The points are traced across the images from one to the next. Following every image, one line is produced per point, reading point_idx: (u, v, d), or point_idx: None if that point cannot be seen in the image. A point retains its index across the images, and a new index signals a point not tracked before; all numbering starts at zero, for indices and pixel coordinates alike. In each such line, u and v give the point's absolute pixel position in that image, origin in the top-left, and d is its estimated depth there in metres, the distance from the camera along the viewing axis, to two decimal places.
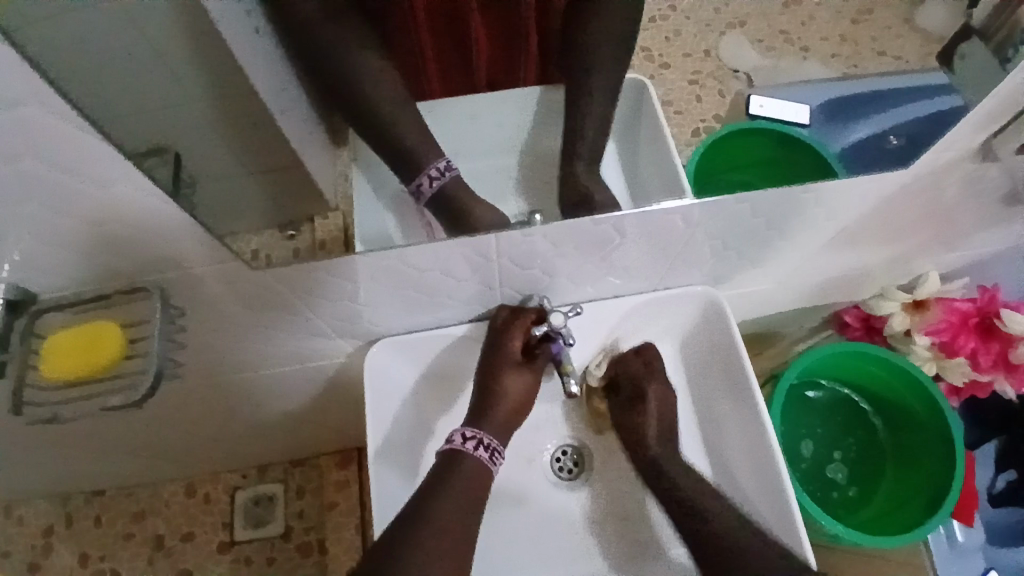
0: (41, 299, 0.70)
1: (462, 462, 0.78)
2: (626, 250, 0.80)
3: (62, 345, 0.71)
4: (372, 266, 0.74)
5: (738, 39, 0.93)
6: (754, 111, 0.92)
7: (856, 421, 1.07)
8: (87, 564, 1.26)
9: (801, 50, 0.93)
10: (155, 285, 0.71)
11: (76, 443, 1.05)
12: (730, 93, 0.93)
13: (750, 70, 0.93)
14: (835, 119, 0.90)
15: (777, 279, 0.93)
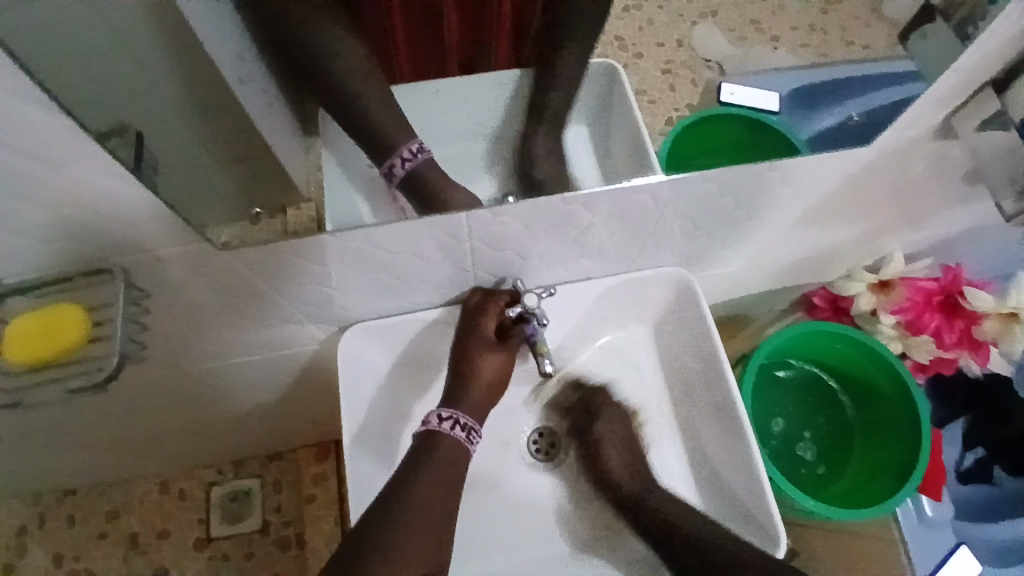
0: (3, 283, 0.69)
1: (441, 441, 0.79)
2: (597, 230, 0.81)
3: (25, 329, 0.69)
4: (342, 246, 0.73)
5: (708, 28, 0.94)
6: (725, 98, 0.93)
7: (825, 400, 1.10)
8: (59, 564, 1.23)
9: (771, 40, 0.93)
10: (118, 267, 0.70)
11: (44, 438, 1.02)
12: (700, 82, 0.93)
13: (720, 59, 0.93)
14: (805, 102, 0.90)
15: (747, 260, 0.95)
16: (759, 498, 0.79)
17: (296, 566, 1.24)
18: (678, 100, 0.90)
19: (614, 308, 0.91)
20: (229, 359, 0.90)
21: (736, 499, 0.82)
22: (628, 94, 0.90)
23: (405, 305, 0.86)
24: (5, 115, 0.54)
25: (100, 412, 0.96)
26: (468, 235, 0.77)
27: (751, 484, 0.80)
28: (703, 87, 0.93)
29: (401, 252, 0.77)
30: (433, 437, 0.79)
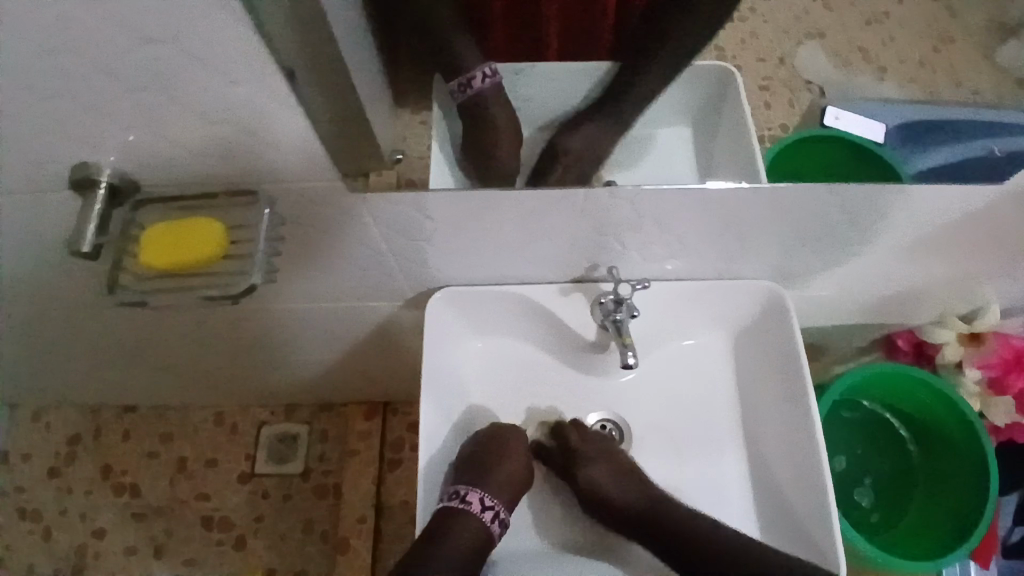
0: (143, 190, 0.65)
1: (464, 520, 0.72)
2: (692, 232, 0.74)
3: (159, 236, 0.65)
4: (432, 214, 0.70)
5: (812, 53, 0.91)
6: (829, 121, 0.86)
7: (892, 448, 1.04)
8: (107, 476, 1.30)
9: (876, 71, 0.89)
10: (264, 190, 0.66)
11: (109, 354, 1.07)
12: (798, 102, 0.87)
13: (822, 84, 0.90)
14: (912, 139, 0.82)
15: (847, 288, 0.86)
16: (821, 521, 0.71)
17: (330, 516, 1.26)
18: (782, 117, 0.86)
19: (696, 313, 0.82)
20: (288, 305, 0.88)
21: (795, 519, 0.75)
22: (742, 101, 0.86)
23: (475, 278, 0.80)
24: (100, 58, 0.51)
25: (169, 337, 0.99)
26: (567, 213, 0.70)
27: (813, 505, 0.73)
28: (804, 107, 0.87)
29: (502, 219, 0.71)
30: (458, 515, 0.72)
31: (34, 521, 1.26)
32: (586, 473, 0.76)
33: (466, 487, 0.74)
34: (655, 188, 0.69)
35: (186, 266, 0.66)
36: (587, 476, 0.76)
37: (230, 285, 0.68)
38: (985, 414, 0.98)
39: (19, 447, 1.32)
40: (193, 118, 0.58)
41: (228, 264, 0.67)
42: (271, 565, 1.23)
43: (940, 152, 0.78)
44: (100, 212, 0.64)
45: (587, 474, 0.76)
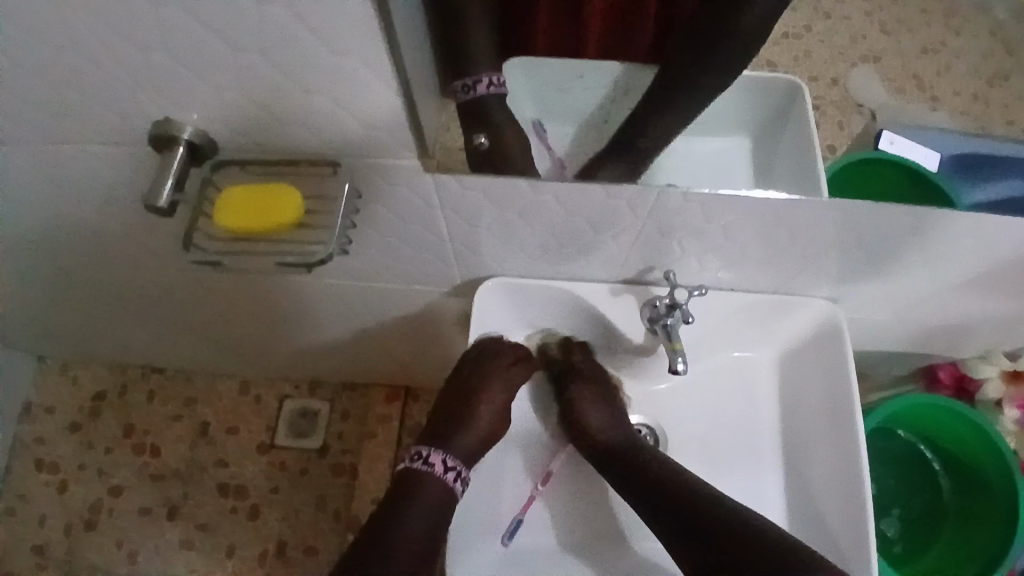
0: (220, 153, 0.66)
1: (423, 484, 0.72)
2: (750, 238, 0.72)
3: (238, 199, 0.63)
4: (488, 198, 0.68)
5: (868, 73, 0.78)
6: (883, 146, 0.76)
7: (925, 482, 0.98)
8: (128, 434, 1.31)
9: (929, 99, 0.77)
10: (341, 160, 0.65)
11: (141, 314, 1.08)
12: (850, 127, 0.76)
13: (875, 107, 0.78)
14: (965, 168, 0.73)
15: (902, 313, 0.83)
16: (858, 533, 0.70)
17: (345, 493, 1.26)
18: (836, 136, 0.75)
19: (746, 327, 0.80)
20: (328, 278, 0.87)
21: (830, 532, 0.73)
22: (809, 118, 0.75)
23: (526, 266, 0.78)
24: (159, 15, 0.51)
25: (205, 300, 1.00)
26: (640, 213, 0.69)
27: (851, 518, 0.71)
28: (858, 133, 0.76)
29: (574, 215, 0.70)
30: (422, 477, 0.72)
31: (51, 473, 1.28)
32: (584, 411, 0.78)
33: (429, 449, 0.75)
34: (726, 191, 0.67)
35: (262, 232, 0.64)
36: (584, 413, 0.78)
37: (308, 256, 0.65)
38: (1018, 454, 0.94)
39: (44, 398, 1.34)
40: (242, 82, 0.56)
41: (305, 233, 0.66)
42: (282, 537, 1.23)
43: (993, 184, 0.71)
44: (179, 170, 0.63)
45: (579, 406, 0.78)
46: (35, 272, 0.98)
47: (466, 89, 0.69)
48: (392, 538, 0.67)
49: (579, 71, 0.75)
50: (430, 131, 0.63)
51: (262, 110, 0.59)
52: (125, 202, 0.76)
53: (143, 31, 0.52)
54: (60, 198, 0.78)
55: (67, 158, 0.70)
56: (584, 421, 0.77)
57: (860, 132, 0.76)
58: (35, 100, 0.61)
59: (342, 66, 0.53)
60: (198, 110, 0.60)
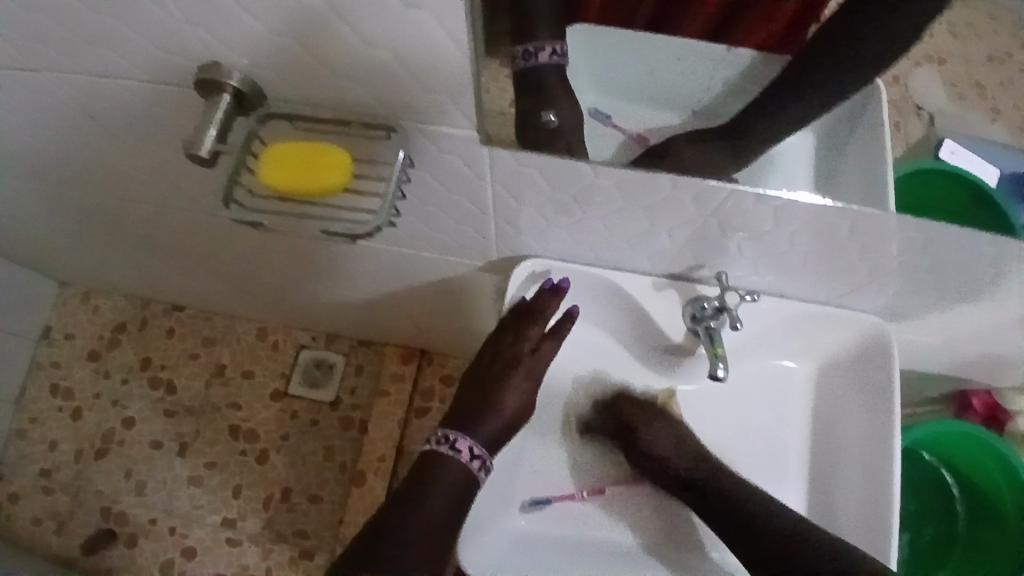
0: (267, 102, 0.63)
1: (448, 467, 0.72)
2: (809, 247, 0.68)
3: (283, 157, 0.60)
4: (532, 176, 0.65)
5: (932, 76, 0.72)
6: (944, 155, 0.73)
7: (941, 508, 0.95)
8: (145, 368, 1.32)
9: (990, 111, 0.75)
10: (390, 124, 0.62)
11: (165, 250, 1.07)
12: (907, 132, 0.72)
13: (935, 111, 0.73)
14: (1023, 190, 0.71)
15: (951, 338, 0.79)
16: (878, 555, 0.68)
17: (353, 448, 1.26)
18: (897, 140, 0.71)
19: (789, 337, 0.77)
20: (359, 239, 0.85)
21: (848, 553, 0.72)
22: (886, 121, 0.70)
23: (569, 248, 0.75)
24: None
25: (230, 245, 0.98)
26: (700, 211, 0.66)
27: (873, 542, 0.69)
28: (915, 140, 0.73)
29: (631, 204, 0.67)
30: (445, 462, 0.72)
31: (66, 399, 1.30)
32: (649, 440, 0.77)
33: (457, 434, 0.74)
34: (793, 195, 0.63)
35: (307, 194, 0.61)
36: (649, 444, 0.77)
37: (360, 223, 0.68)
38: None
39: (63, 324, 1.35)
40: (290, 27, 0.53)
41: (357, 199, 0.67)
42: (288, 484, 1.24)
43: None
44: (223, 118, 0.60)
45: (646, 441, 0.77)
46: (64, 200, 0.97)
47: (525, 56, 0.63)
48: (412, 517, 0.70)
49: (676, 54, 0.74)
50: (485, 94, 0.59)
51: (310, 56, 0.56)
52: (160, 138, 0.74)
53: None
54: (94, 128, 0.76)
55: (104, 88, 0.67)
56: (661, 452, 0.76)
57: (919, 139, 0.73)
58: (74, 23, 0.58)
59: (402, 16, 0.50)
60: (242, 52, 0.57)
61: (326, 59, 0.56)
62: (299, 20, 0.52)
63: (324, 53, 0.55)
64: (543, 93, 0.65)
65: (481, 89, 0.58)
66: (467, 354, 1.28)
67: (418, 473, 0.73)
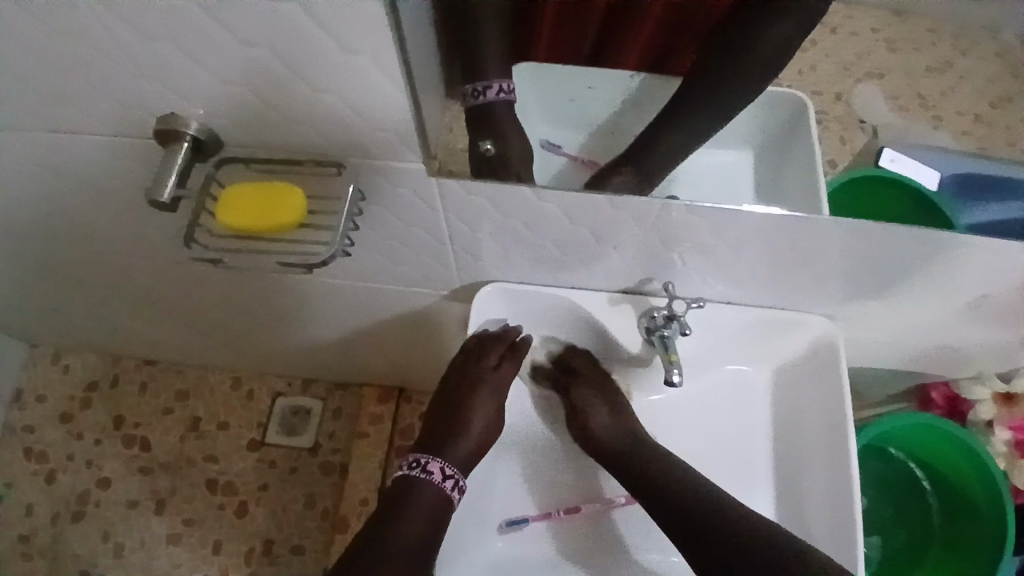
0: (226, 149, 0.65)
1: (421, 490, 0.73)
2: (748, 254, 0.72)
3: (243, 198, 0.63)
4: (486, 205, 0.69)
5: (872, 90, 0.78)
6: (884, 163, 0.78)
7: (914, 506, 0.97)
8: (118, 425, 1.31)
9: (932, 119, 0.78)
10: (349, 164, 0.65)
11: (135, 303, 1.08)
12: (852, 144, 0.77)
13: (877, 123, 0.79)
14: (965, 192, 0.74)
15: (898, 334, 0.83)
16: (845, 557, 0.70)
17: (333, 493, 1.25)
18: (840, 152, 0.76)
19: (744, 344, 0.81)
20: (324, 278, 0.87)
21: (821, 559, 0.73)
22: (813, 132, 0.76)
23: (526, 271, 0.78)
24: (169, 17, 0.51)
25: (200, 293, 1.00)
26: (642, 226, 0.69)
27: (841, 543, 0.71)
28: (859, 150, 0.77)
29: (578, 226, 0.70)
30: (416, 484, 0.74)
31: (40, 461, 1.28)
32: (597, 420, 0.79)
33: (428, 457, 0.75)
34: (724, 207, 0.67)
35: (265, 230, 0.64)
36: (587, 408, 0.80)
37: (311, 255, 0.67)
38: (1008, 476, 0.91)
39: (35, 385, 1.34)
40: (243, 79, 0.56)
41: (311, 230, 0.67)
42: (268, 535, 1.23)
43: (989, 208, 0.72)
44: (183, 165, 0.63)
45: (581, 398, 0.80)
46: (32, 258, 0.97)
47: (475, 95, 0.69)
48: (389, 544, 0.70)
49: (586, 81, 0.77)
50: (433, 129, 0.62)
51: (266, 106, 0.59)
52: (127, 192, 0.76)
53: (150, 19, 0.51)
54: (60, 186, 0.78)
55: (67, 146, 0.69)
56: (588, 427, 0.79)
57: (862, 149, 0.77)
58: (35, 85, 0.61)
59: (350, 61, 0.53)
60: (201, 106, 0.60)
61: (279, 108, 0.59)
62: (250, 74, 0.56)
63: (277, 102, 0.59)
64: (492, 128, 0.69)
65: (429, 124, 0.61)
66: None
67: (392, 497, 0.73)
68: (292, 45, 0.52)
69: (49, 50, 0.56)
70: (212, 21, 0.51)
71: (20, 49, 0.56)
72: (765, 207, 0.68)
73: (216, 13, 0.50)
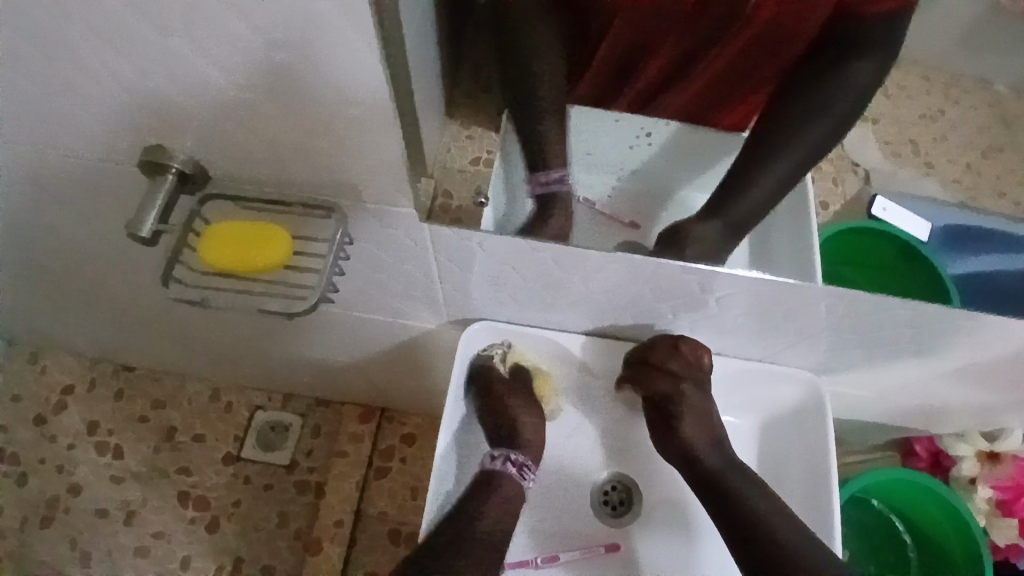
0: (211, 182, 0.65)
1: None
2: (734, 311, 0.72)
3: (234, 235, 0.64)
4: (483, 250, 0.68)
5: (865, 133, 0.77)
6: (876, 212, 0.79)
7: (895, 560, 0.94)
8: (92, 432, 1.28)
9: (923, 165, 0.81)
10: (336, 207, 0.65)
11: (116, 309, 1.05)
12: (843, 187, 0.77)
13: (869, 168, 0.78)
14: (953, 245, 0.77)
15: (885, 389, 0.83)
16: None
17: (308, 513, 1.22)
18: (831, 195, 0.76)
19: (731, 394, 0.80)
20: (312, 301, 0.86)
21: None
22: (807, 186, 0.75)
23: (516, 311, 0.77)
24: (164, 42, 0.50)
25: (185, 307, 0.98)
26: (634, 276, 0.69)
27: None
28: (851, 195, 0.77)
29: (568, 275, 0.70)
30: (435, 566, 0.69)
31: (10, 463, 1.25)
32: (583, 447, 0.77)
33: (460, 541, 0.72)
34: (712, 268, 0.67)
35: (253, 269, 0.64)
36: (586, 444, 0.77)
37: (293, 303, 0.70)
38: (987, 532, 0.90)
39: (10, 385, 1.31)
40: (234, 105, 0.55)
41: (296, 274, 0.69)
42: (238, 553, 1.20)
43: (980, 260, 0.74)
44: (167, 198, 0.63)
45: (514, 410, 0.76)
46: (17, 260, 0.96)
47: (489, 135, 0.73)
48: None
49: (615, 115, 0.82)
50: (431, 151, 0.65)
51: (257, 132, 0.58)
52: (115, 202, 0.75)
53: (141, 44, 0.50)
54: (46, 193, 0.76)
55: (55, 155, 0.68)
56: (587, 476, 0.76)
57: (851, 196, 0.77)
58: (27, 101, 0.60)
59: (344, 98, 0.52)
60: (192, 128, 0.59)
61: (272, 134, 0.58)
62: (241, 100, 0.54)
63: (270, 128, 0.57)
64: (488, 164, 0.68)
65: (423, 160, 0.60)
66: (427, 408, 1.26)
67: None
68: (294, 80, 0.51)
69: (40, 65, 0.55)
70: (208, 48, 0.50)
71: (9, 68, 0.56)
72: (753, 269, 0.68)
73: (207, 47, 0.49)
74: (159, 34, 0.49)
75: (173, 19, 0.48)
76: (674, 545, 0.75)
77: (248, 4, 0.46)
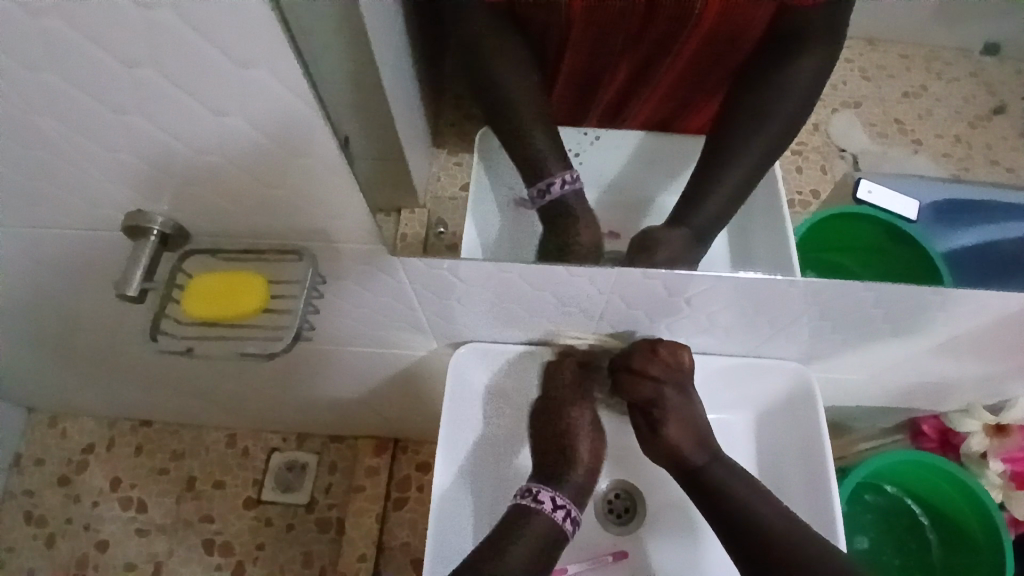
0: (191, 240, 0.69)
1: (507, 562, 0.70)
2: (707, 310, 0.73)
3: (214, 288, 0.67)
4: (454, 279, 0.71)
5: (850, 120, 0.80)
6: (862, 195, 0.80)
7: (915, 544, 0.94)
8: (115, 489, 1.30)
9: (912, 143, 0.81)
10: (308, 251, 0.68)
11: (127, 368, 1.09)
12: (833, 170, 0.79)
13: (857, 153, 0.81)
14: (945, 220, 0.79)
15: (879, 372, 0.84)
16: None
17: (331, 550, 1.24)
18: (821, 182, 0.79)
19: (723, 391, 0.81)
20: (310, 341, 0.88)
21: None
22: (777, 178, 0.78)
23: (495, 329, 0.79)
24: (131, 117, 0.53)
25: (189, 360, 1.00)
26: (602, 289, 0.71)
27: None
28: (839, 177, 0.79)
29: (540, 291, 0.72)
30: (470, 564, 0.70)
31: (40, 527, 1.27)
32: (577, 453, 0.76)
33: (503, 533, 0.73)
34: (673, 272, 0.69)
35: (230, 317, 0.68)
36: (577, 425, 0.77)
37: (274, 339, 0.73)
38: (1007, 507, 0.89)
39: (34, 451, 1.34)
40: (206, 164, 0.58)
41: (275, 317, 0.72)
42: None
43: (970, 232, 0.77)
44: (150, 257, 0.66)
45: None
46: (26, 329, 0.99)
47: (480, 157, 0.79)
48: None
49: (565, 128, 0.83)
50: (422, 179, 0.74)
51: (231, 188, 0.60)
52: (115, 266, 0.77)
53: (110, 124, 0.53)
54: (50, 261, 0.79)
55: (53, 229, 0.71)
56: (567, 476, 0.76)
57: (842, 177, 0.79)
58: (16, 183, 0.63)
59: (304, 149, 0.55)
60: (170, 190, 0.61)
61: (246, 187, 0.60)
62: (212, 158, 0.57)
63: (244, 182, 0.60)
64: None
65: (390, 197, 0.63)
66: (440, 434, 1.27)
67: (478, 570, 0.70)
68: (255, 138, 0.54)
69: (25, 150, 0.58)
70: (171, 120, 0.53)
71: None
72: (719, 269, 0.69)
73: (174, 119, 0.52)
74: (124, 112, 0.52)
75: (135, 101, 0.50)
76: (680, 548, 0.76)
77: (201, 78, 0.48)
